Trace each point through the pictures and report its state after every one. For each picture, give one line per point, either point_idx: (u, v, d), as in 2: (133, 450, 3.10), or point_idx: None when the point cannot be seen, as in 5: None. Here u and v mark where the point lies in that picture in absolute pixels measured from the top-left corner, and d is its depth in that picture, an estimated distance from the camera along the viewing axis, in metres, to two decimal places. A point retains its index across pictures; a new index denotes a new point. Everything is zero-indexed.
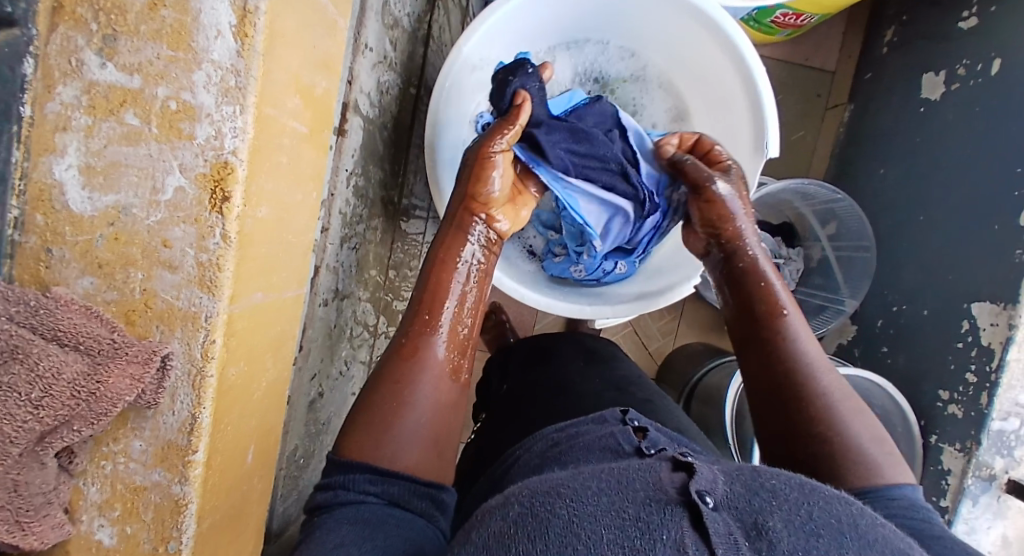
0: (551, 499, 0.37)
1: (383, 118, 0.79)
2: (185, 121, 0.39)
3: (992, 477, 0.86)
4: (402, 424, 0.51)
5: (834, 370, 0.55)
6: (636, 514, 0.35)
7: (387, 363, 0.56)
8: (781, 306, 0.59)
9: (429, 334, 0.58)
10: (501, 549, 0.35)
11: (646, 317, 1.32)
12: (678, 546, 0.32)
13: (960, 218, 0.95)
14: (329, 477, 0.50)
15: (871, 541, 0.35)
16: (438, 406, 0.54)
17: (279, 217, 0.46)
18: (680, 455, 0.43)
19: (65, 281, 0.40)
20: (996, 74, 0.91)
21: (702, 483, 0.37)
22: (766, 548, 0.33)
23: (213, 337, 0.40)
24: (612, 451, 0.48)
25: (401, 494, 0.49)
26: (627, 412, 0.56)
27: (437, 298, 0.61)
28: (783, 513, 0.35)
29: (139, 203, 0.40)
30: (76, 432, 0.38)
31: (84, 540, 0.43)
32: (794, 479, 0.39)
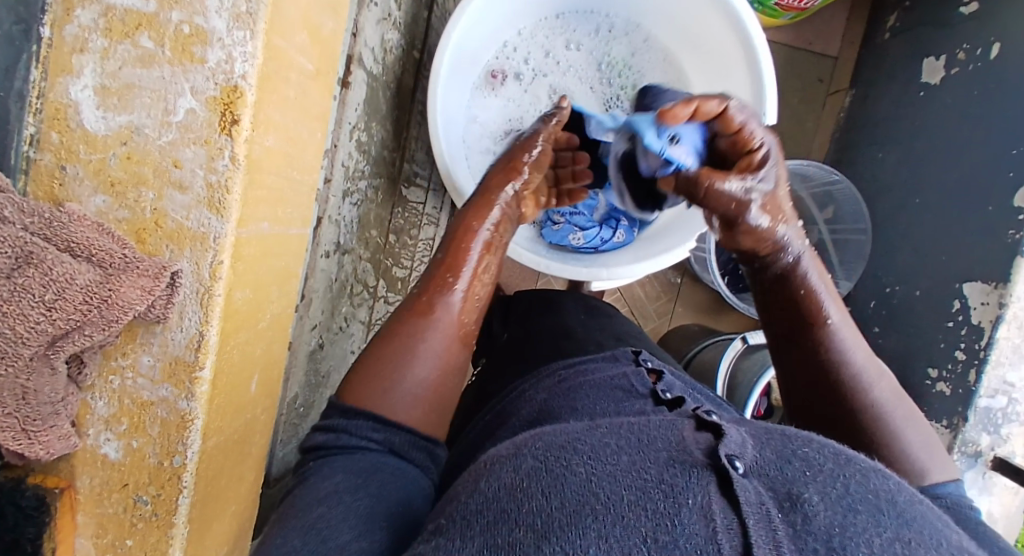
0: (567, 454, 0.36)
1: (387, 77, 0.80)
2: (197, 45, 0.40)
3: (978, 453, 0.87)
4: (410, 377, 0.52)
5: (881, 371, 0.52)
6: (658, 476, 0.34)
7: (403, 318, 0.56)
8: (824, 313, 0.53)
9: (447, 292, 0.58)
10: (514, 503, 0.34)
11: (642, 295, 1.33)
12: (704, 511, 0.32)
13: (956, 198, 0.96)
14: (331, 418, 0.50)
15: (908, 519, 0.34)
16: (444, 357, 0.55)
17: (283, 149, 0.47)
18: (703, 414, 0.42)
19: (78, 199, 0.41)
20: (996, 58, 0.91)
21: (731, 447, 0.36)
22: (801, 519, 0.32)
23: (221, 257, 0.42)
24: (623, 390, 0.51)
25: (401, 445, 0.49)
26: (639, 352, 0.59)
27: (458, 258, 0.61)
28: (819, 486, 0.35)
29: (151, 124, 0.41)
30: (88, 337, 0.39)
31: (90, 453, 0.44)
32: (827, 448, 0.39)
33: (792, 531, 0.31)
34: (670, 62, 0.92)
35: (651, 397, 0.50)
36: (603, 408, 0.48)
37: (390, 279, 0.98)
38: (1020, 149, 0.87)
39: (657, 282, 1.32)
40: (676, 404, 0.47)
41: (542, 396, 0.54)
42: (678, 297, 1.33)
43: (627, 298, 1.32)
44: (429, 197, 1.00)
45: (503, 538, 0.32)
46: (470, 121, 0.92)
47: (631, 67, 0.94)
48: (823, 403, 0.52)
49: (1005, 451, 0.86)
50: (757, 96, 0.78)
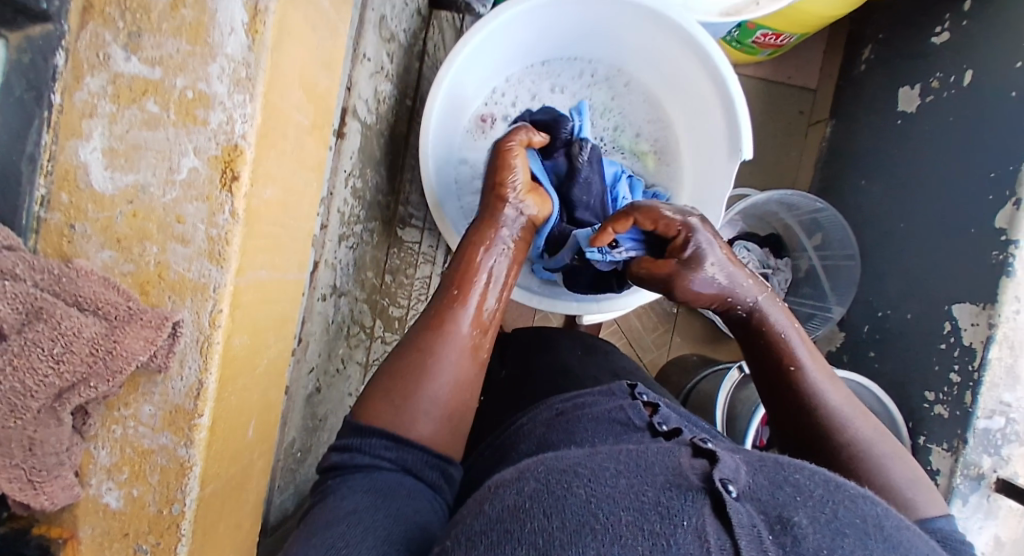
0: (568, 476, 0.37)
1: (380, 125, 0.84)
2: (200, 108, 0.43)
3: (980, 476, 0.87)
4: (427, 392, 0.53)
5: (863, 414, 0.55)
6: (655, 498, 0.35)
7: (416, 335, 0.57)
8: (795, 357, 0.58)
9: (458, 308, 0.60)
10: (518, 523, 0.35)
11: (639, 326, 1.34)
12: (699, 533, 0.33)
13: (940, 223, 0.99)
14: (345, 438, 0.52)
15: (896, 544, 0.35)
16: (461, 373, 0.56)
17: (280, 201, 0.50)
18: (698, 442, 0.43)
19: (86, 254, 0.43)
20: (969, 84, 0.96)
21: (725, 472, 0.37)
22: (791, 541, 0.33)
23: (220, 306, 0.43)
24: (621, 424, 0.52)
25: (416, 463, 0.50)
26: (635, 386, 0.60)
27: (466, 275, 0.64)
28: (809, 510, 0.36)
29: (156, 182, 0.43)
30: (93, 389, 0.40)
31: (92, 503, 0.45)
32: (818, 475, 0.40)
33: (783, 551, 0.32)
34: (651, 102, 0.96)
35: (648, 430, 0.50)
36: (602, 441, 0.49)
37: (387, 319, 1.00)
38: (998, 172, 0.90)
39: (653, 313, 1.34)
40: (674, 435, 0.48)
41: (540, 431, 0.55)
42: (674, 327, 1.34)
43: (624, 330, 1.34)
44: (425, 236, 1.04)
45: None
46: (460, 162, 0.94)
47: (610, 109, 0.98)
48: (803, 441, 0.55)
49: (1008, 473, 0.86)
50: (734, 135, 0.83)
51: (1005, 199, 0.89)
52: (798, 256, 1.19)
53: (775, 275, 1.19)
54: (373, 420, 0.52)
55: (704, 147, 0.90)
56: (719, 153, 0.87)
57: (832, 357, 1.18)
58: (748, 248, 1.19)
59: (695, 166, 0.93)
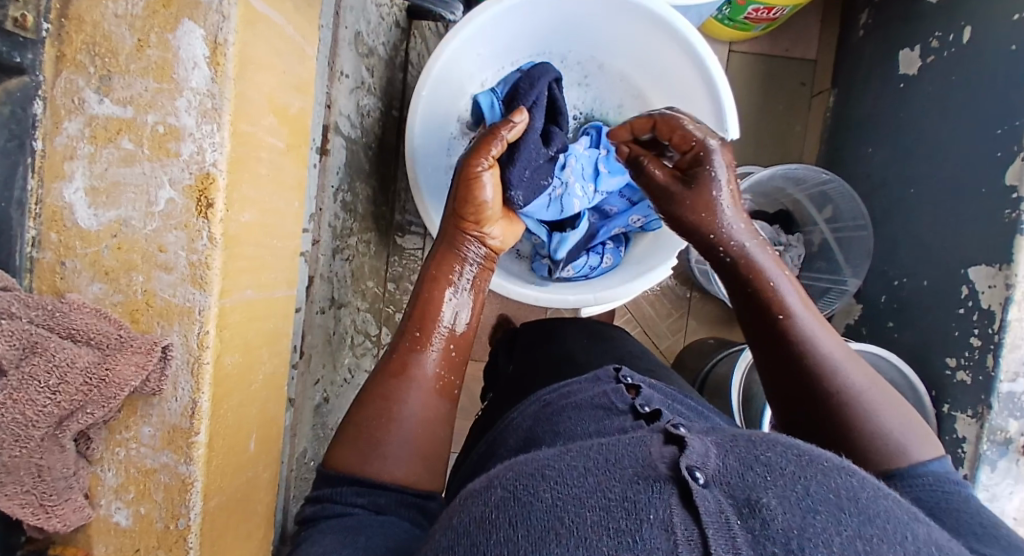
0: (534, 481, 0.37)
1: (366, 138, 0.85)
2: (172, 142, 0.45)
3: (1008, 440, 0.85)
4: (390, 438, 0.53)
5: (854, 360, 0.52)
6: (622, 493, 0.35)
7: (378, 383, 0.57)
8: (787, 304, 0.54)
9: (419, 352, 0.59)
10: (485, 535, 0.35)
11: (653, 313, 1.33)
12: (665, 526, 0.33)
13: (951, 185, 0.96)
14: (318, 490, 0.52)
15: (871, 516, 0.35)
16: (427, 412, 0.56)
17: (260, 221, 0.51)
18: (671, 427, 0.43)
19: (78, 288, 0.46)
20: (968, 41, 0.93)
21: (693, 459, 0.38)
22: (760, 524, 0.33)
23: (207, 327, 0.45)
24: (603, 408, 0.52)
25: (389, 505, 0.50)
26: (619, 371, 0.61)
27: (426, 317, 0.63)
28: (779, 490, 0.36)
29: (137, 215, 0.45)
30: (91, 415, 0.43)
31: (104, 523, 0.48)
32: (792, 450, 0.39)
33: (751, 537, 0.32)
34: (634, 90, 0.96)
35: (630, 413, 0.51)
36: (585, 428, 0.50)
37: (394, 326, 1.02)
38: (1006, 128, 0.87)
39: (666, 299, 1.33)
40: (654, 418, 0.48)
41: (527, 424, 0.56)
42: (689, 312, 1.33)
43: (638, 318, 1.33)
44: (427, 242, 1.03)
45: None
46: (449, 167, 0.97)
47: (586, 89, 0.98)
48: (793, 393, 0.52)
49: None
50: (719, 115, 0.82)
51: (1014, 155, 0.86)
52: (809, 231, 1.18)
53: (787, 251, 1.16)
54: (345, 468, 0.52)
55: None
56: None
57: (851, 331, 1.15)
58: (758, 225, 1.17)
59: None
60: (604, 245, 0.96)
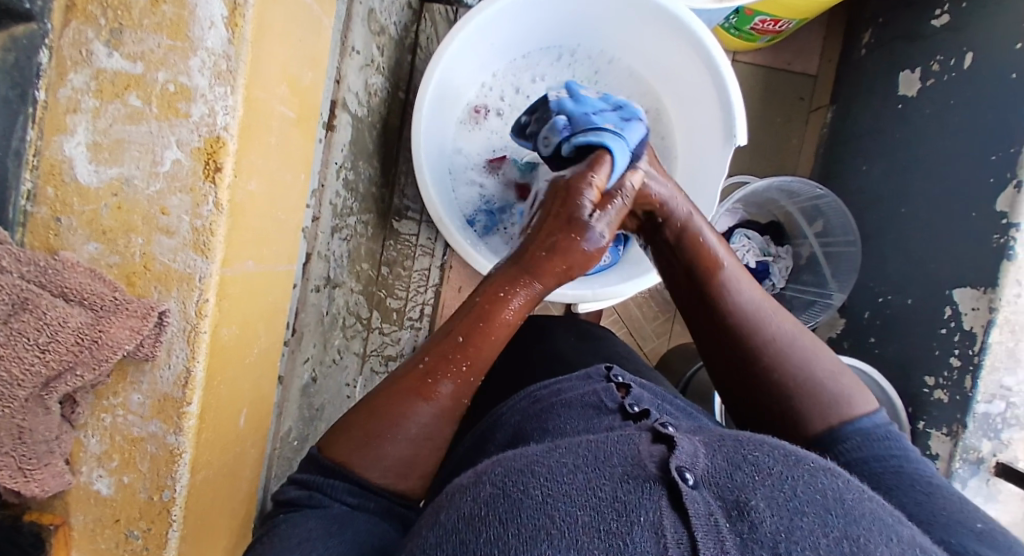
0: (524, 477, 0.37)
1: (372, 118, 0.84)
2: (182, 102, 0.43)
3: (980, 460, 0.87)
4: (389, 451, 0.49)
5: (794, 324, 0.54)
6: (612, 493, 0.35)
7: (395, 392, 0.51)
8: (719, 261, 0.58)
9: (451, 376, 0.52)
10: (473, 533, 0.34)
11: (640, 315, 1.34)
12: (655, 529, 0.33)
13: (943, 207, 0.97)
14: (307, 473, 0.49)
15: (857, 517, 0.35)
16: (433, 437, 0.51)
17: (266, 191, 0.50)
18: (658, 425, 0.43)
19: (72, 247, 0.44)
20: (969, 67, 0.95)
21: (683, 459, 0.38)
22: (749, 528, 0.33)
23: (206, 296, 0.44)
24: (593, 407, 0.52)
25: (377, 509, 0.48)
26: (612, 369, 0.60)
27: (469, 341, 0.53)
28: (767, 490, 0.36)
29: (140, 175, 0.44)
30: (79, 378, 0.41)
31: (84, 490, 0.46)
32: (779, 450, 0.39)
33: (740, 540, 0.32)
34: (643, 88, 0.96)
35: (619, 413, 0.50)
36: (574, 427, 0.50)
37: (384, 310, 1.00)
38: (1001, 154, 0.89)
39: (653, 303, 1.34)
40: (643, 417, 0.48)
41: (516, 420, 0.56)
42: (674, 318, 1.34)
43: (625, 319, 1.33)
44: (422, 229, 1.02)
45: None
46: (454, 154, 0.97)
47: (596, 85, 0.98)
48: (743, 377, 0.53)
49: (1008, 456, 0.86)
50: (728, 121, 0.83)
51: (1007, 181, 0.87)
52: (798, 244, 1.18)
53: (775, 262, 1.18)
54: (336, 462, 0.49)
55: (693, 125, 0.90)
56: (710, 136, 0.86)
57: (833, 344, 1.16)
58: (748, 236, 1.18)
59: (689, 151, 0.92)
60: None
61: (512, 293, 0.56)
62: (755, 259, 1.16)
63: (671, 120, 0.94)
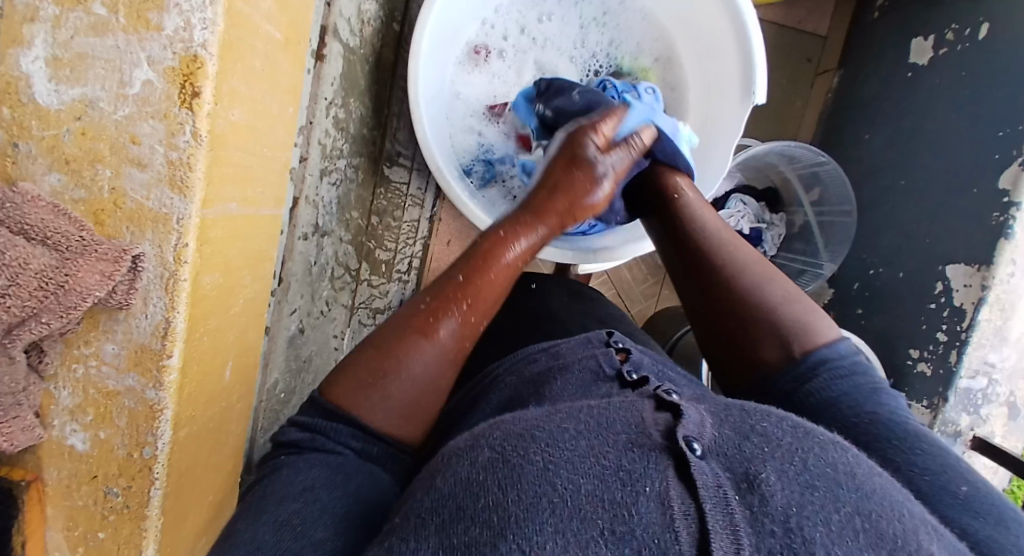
0: (525, 442, 0.33)
1: (364, 50, 0.78)
2: (153, 11, 0.37)
3: (958, 433, 0.85)
4: (392, 392, 0.45)
5: (785, 301, 0.51)
6: (616, 462, 0.32)
7: (397, 331, 0.47)
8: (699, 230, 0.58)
9: (452, 314, 0.48)
10: (471, 497, 0.31)
11: (629, 278, 1.29)
12: (661, 498, 0.29)
13: (945, 182, 0.93)
14: (308, 415, 0.47)
15: (868, 492, 0.31)
16: (439, 376, 0.47)
17: (250, 122, 0.45)
18: (663, 393, 0.40)
19: (31, 177, 0.39)
20: (984, 39, 0.89)
21: (690, 429, 0.34)
22: (759, 501, 0.29)
23: (185, 240, 0.39)
24: (591, 373, 0.49)
25: (379, 456, 0.45)
26: (612, 334, 0.57)
27: (471, 281, 0.49)
28: (777, 463, 0.32)
29: (106, 96, 0.38)
30: (45, 326, 0.37)
31: (56, 445, 0.43)
32: (786, 422, 0.36)
33: (749, 514, 0.28)
34: (656, 35, 0.90)
35: (617, 380, 0.47)
36: (572, 393, 0.46)
37: (373, 262, 0.96)
38: (1007, 131, 0.85)
39: (644, 266, 1.28)
40: (641, 384, 0.45)
41: (512, 383, 0.52)
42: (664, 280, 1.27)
43: (614, 281, 1.28)
44: (413, 177, 0.95)
45: (459, 539, 0.29)
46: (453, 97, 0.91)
47: (604, 28, 0.92)
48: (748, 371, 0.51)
49: (984, 431, 0.85)
50: (747, 75, 0.78)
51: (1011, 159, 0.83)
52: (792, 211, 1.14)
53: (769, 230, 1.14)
54: (337, 404, 0.46)
55: (707, 77, 0.86)
56: (726, 91, 0.83)
57: None
58: (744, 201, 1.14)
59: (700, 106, 0.88)
60: None
61: (513, 234, 0.54)
62: (748, 225, 1.12)
63: (684, 71, 0.89)
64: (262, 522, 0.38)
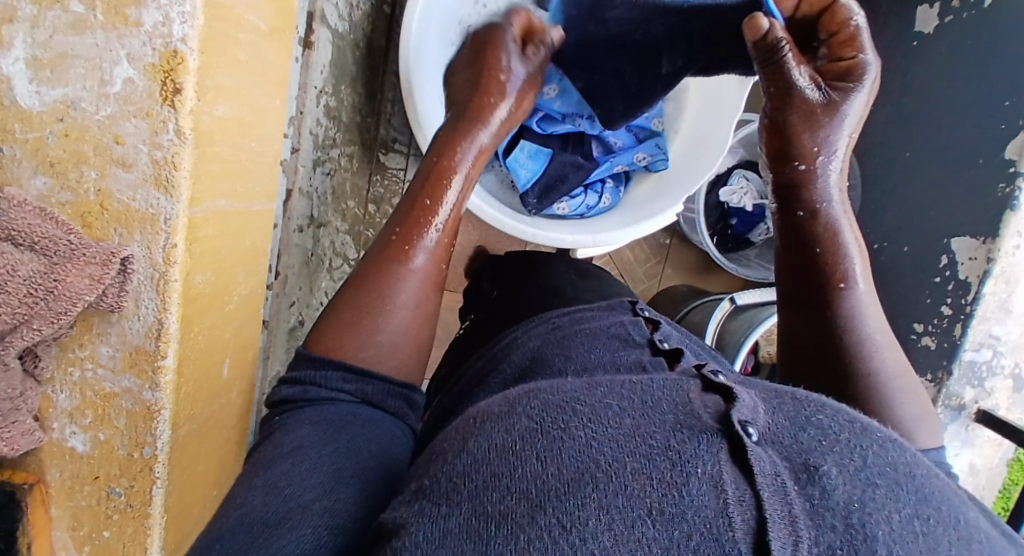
0: (565, 415, 0.33)
1: (355, 35, 0.76)
2: (131, 6, 0.36)
3: (961, 406, 0.85)
4: (382, 323, 0.48)
5: (891, 343, 0.48)
6: (664, 441, 0.31)
7: (376, 264, 0.51)
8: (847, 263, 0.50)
9: (426, 232, 0.53)
10: (507, 466, 0.31)
11: (631, 258, 1.25)
12: (713, 481, 0.28)
13: (944, 155, 0.91)
14: (297, 371, 0.47)
15: (928, 496, 0.30)
16: (425, 314, 0.51)
17: (237, 116, 0.44)
18: (709, 374, 0.38)
19: (18, 181, 0.38)
20: (990, 7, 0.83)
21: (744, 412, 0.33)
22: (820, 493, 0.28)
23: (174, 241, 0.39)
24: (620, 339, 0.49)
25: (375, 394, 0.47)
26: (636, 303, 0.58)
27: (434, 204, 0.56)
28: (836, 457, 0.31)
29: (88, 96, 0.37)
30: (37, 332, 0.37)
31: (57, 447, 0.43)
32: (842, 415, 0.35)
33: (809, 505, 0.27)
34: None
35: (648, 347, 0.47)
36: (598, 357, 0.46)
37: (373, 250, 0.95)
38: (1013, 101, 0.82)
39: (646, 244, 1.25)
40: (676, 356, 0.45)
41: (535, 343, 0.51)
42: (667, 259, 1.25)
43: (616, 263, 1.25)
44: (411, 163, 0.94)
45: (494, 506, 0.29)
46: None
47: None
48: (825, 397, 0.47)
49: (988, 404, 0.84)
50: None
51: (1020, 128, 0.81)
52: None
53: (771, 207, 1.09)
54: (330, 351, 0.47)
55: None
56: None
57: None
58: (747, 177, 1.10)
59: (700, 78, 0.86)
60: (604, 184, 0.92)
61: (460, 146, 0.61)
62: (752, 203, 1.08)
63: None
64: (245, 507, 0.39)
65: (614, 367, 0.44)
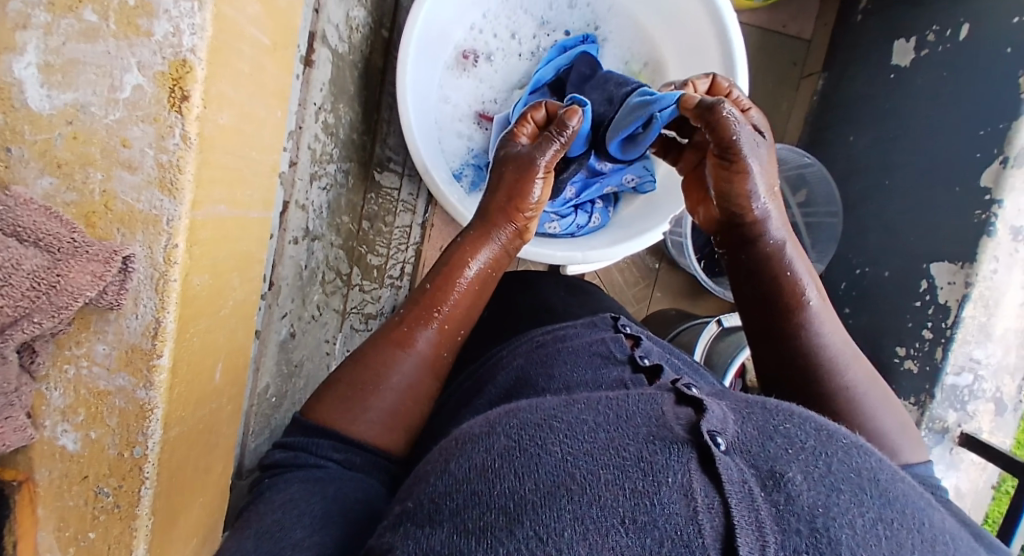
0: (543, 432, 0.33)
1: (353, 56, 0.79)
2: (143, 17, 0.38)
3: (945, 429, 0.85)
4: (377, 402, 0.49)
5: (855, 354, 0.54)
6: (637, 453, 0.32)
7: (376, 347, 0.52)
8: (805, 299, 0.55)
9: (427, 325, 0.54)
10: (486, 484, 0.31)
11: (621, 280, 1.27)
12: (685, 491, 0.30)
13: (927, 181, 0.92)
14: (291, 437, 0.49)
15: (890, 498, 0.32)
16: (418, 398, 0.51)
17: (236, 124, 0.45)
18: (683, 387, 0.39)
19: (24, 181, 0.40)
20: (964, 40, 0.88)
21: (713, 423, 0.34)
22: (784, 498, 0.30)
23: (175, 241, 0.40)
24: (601, 356, 0.49)
25: (363, 465, 0.47)
26: (618, 319, 0.58)
27: (443, 294, 0.56)
28: (801, 464, 0.32)
29: (97, 101, 0.39)
30: (37, 325, 0.38)
31: (48, 445, 0.43)
32: (809, 423, 0.36)
33: (774, 511, 0.29)
34: (645, 43, 0.93)
35: (628, 364, 0.48)
36: (580, 376, 0.47)
37: (364, 267, 0.96)
38: (988, 130, 0.83)
39: (635, 267, 1.27)
40: (655, 373, 0.45)
41: (520, 362, 0.52)
42: (655, 282, 1.27)
43: (606, 285, 1.26)
44: (405, 183, 0.98)
45: (474, 523, 0.30)
46: (443, 102, 0.93)
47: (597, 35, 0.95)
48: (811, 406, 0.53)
49: (971, 428, 0.85)
50: (730, 77, 0.79)
51: (993, 157, 0.83)
52: None
53: None
54: (323, 420, 0.49)
55: None
56: None
57: None
58: None
59: None
60: (593, 204, 0.94)
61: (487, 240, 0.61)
62: None
63: (671, 78, 0.91)
64: (243, 536, 0.40)
65: (597, 385, 0.45)
